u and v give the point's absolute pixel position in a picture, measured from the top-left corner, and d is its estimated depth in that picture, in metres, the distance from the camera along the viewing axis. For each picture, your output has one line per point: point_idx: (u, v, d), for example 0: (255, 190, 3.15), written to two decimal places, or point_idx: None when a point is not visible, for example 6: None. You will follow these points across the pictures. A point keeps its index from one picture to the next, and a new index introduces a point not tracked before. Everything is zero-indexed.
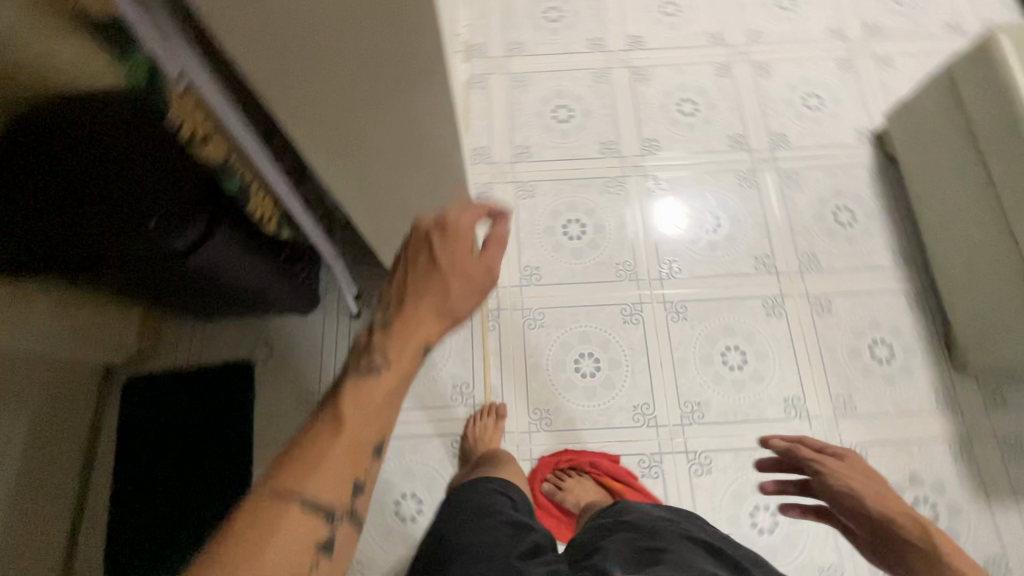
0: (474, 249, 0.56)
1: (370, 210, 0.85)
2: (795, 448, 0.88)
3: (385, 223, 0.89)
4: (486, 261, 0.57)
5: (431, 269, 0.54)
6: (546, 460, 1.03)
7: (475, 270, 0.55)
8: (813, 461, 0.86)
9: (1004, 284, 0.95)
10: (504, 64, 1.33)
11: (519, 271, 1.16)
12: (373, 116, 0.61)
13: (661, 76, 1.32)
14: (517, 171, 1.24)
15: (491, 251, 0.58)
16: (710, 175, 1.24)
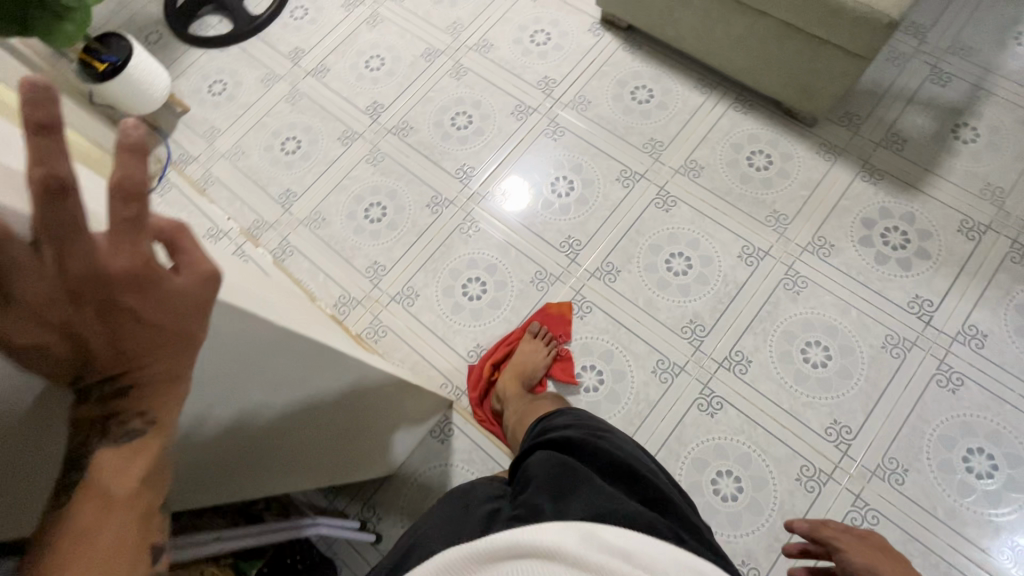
0: (132, 240, 0.32)
1: (291, 468, 0.68)
2: (819, 528, 0.72)
3: (314, 466, 0.73)
4: (133, 214, 0.31)
5: (77, 304, 0.31)
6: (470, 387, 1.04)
7: (149, 267, 0.33)
8: (835, 539, 0.70)
9: (783, 46, 1.04)
10: (290, 218, 1.24)
11: (468, 362, 1.08)
12: (243, 378, 0.48)
13: (419, 116, 1.30)
14: (385, 288, 1.16)
15: (187, 258, 0.36)
16: (527, 152, 1.23)
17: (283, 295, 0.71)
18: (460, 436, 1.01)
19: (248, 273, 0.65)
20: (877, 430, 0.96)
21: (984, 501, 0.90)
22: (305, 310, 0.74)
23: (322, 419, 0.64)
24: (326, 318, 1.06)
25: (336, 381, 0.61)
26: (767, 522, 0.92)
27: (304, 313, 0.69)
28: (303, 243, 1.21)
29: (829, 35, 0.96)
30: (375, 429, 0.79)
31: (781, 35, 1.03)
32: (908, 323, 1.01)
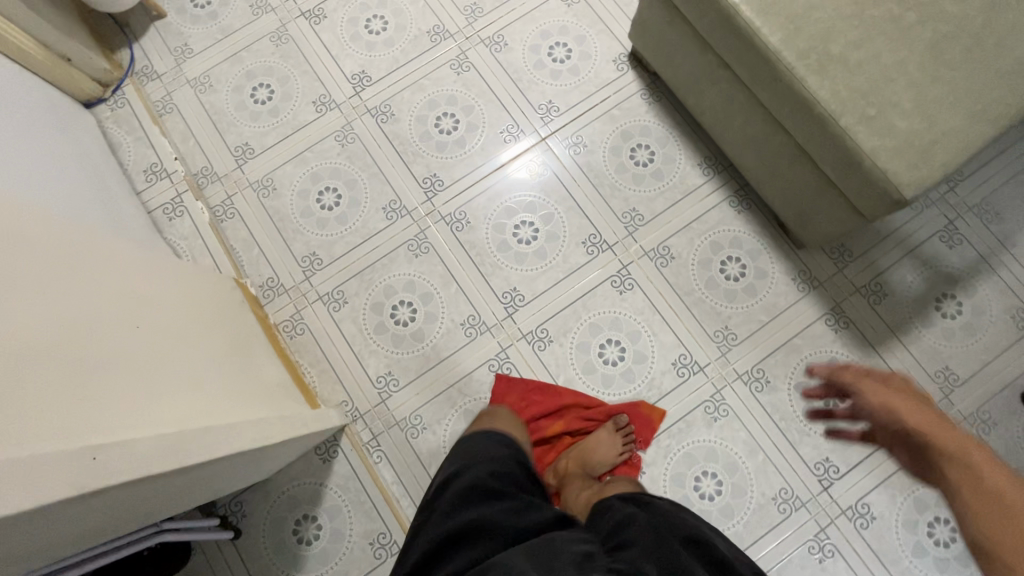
0: None
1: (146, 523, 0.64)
2: (841, 373, 0.77)
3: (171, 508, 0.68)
4: None
5: None
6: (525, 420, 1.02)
7: None
8: (855, 383, 0.75)
9: (794, 169, 0.94)
10: (241, 176, 1.16)
11: (374, 387, 1.06)
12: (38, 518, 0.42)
13: (405, 103, 1.18)
14: (316, 285, 1.11)
15: None
16: (503, 181, 1.14)
17: (96, 337, 0.58)
18: (344, 461, 1.02)
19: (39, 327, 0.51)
20: None
21: None
22: (129, 357, 0.61)
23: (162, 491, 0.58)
24: (211, 296, 0.93)
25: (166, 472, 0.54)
26: None
27: (114, 375, 0.57)
28: (247, 210, 1.14)
29: (840, 183, 0.86)
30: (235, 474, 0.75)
31: (794, 157, 0.92)
32: (807, 483, 1.00)
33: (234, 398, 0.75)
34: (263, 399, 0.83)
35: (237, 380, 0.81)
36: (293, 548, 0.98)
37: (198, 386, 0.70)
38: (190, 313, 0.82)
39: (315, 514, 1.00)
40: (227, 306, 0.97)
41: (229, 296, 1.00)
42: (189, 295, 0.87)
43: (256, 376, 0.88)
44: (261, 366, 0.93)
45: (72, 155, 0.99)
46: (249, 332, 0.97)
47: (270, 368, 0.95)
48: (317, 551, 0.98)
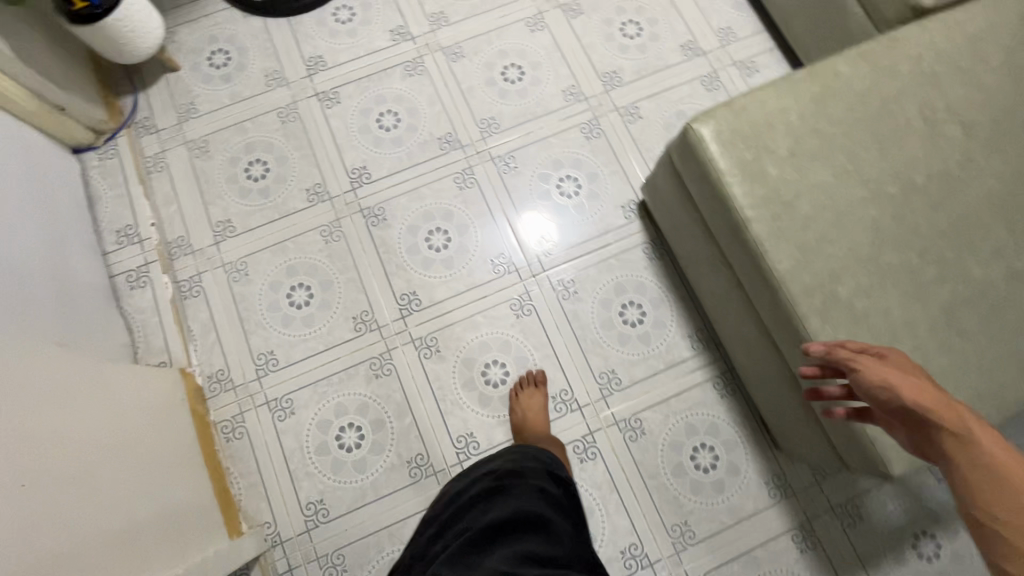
0: None
1: None
2: (835, 351, 0.65)
3: None
4: None
5: None
6: None
7: None
8: (852, 362, 0.63)
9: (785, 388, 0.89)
10: (215, 254, 1.11)
11: (302, 513, 0.99)
12: None
13: (399, 209, 1.13)
14: (267, 388, 1.04)
15: None
16: (485, 313, 1.08)
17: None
18: None
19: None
20: None
21: None
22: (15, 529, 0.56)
23: None
24: (143, 409, 0.88)
25: None
26: None
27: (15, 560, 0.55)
28: (213, 292, 1.09)
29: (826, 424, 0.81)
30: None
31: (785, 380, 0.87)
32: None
33: (126, 559, 0.69)
34: (164, 548, 0.77)
35: (144, 524, 0.75)
36: None
37: (89, 548, 0.64)
38: (112, 439, 0.77)
39: None
40: (162, 416, 0.91)
41: (167, 402, 0.95)
42: (116, 413, 0.81)
43: (169, 510, 0.81)
44: (181, 491, 0.87)
45: (41, 220, 0.94)
46: (178, 446, 0.91)
47: (191, 492, 0.89)
48: None
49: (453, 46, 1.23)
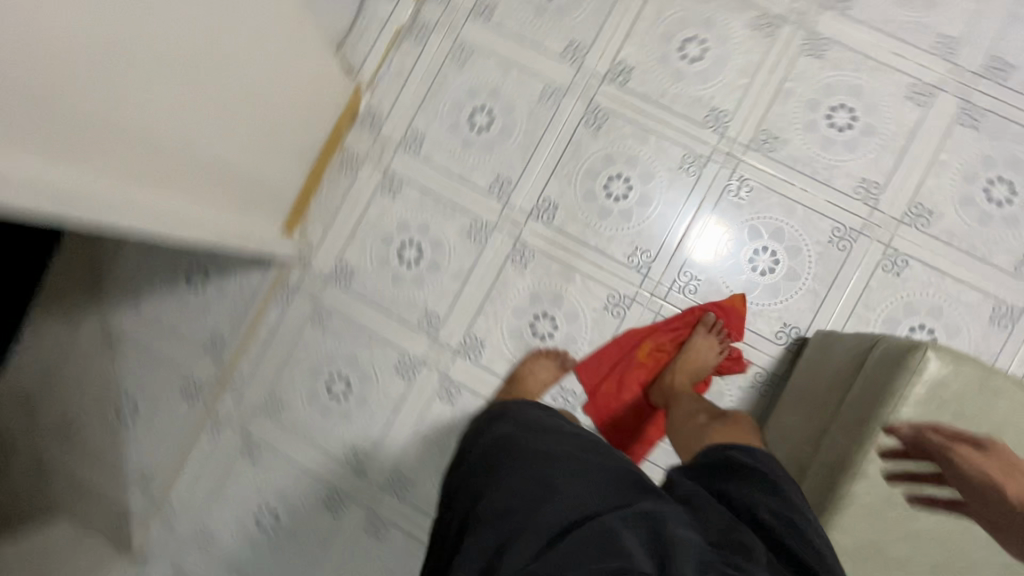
0: None
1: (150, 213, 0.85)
2: (925, 433, 0.64)
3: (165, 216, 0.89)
4: None
5: None
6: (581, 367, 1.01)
7: None
8: (942, 448, 0.63)
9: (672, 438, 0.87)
10: (459, 23, 1.08)
11: (335, 264, 1.08)
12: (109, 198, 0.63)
13: (616, 133, 1.04)
14: (395, 159, 1.08)
15: None
16: (586, 278, 1.03)
17: (157, 70, 0.59)
18: (262, 276, 1.08)
19: (82, 17, 0.48)
20: None
21: None
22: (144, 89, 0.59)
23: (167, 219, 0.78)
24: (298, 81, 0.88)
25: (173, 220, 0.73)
26: (244, 552, 1.08)
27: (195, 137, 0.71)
28: (430, 51, 1.08)
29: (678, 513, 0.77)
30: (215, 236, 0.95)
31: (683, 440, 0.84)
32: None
33: (186, 178, 0.74)
34: (216, 194, 0.82)
35: (218, 164, 0.79)
36: (180, 275, 1.10)
37: (174, 149, 0.69)
38: (261, 86, 0.79)
39: (211, 277, 1.09)
40: (306, 101, 0.93)
41: (319, 94, 0.96)
42: (281, 65, 0.82)
43: (244, 169, 0.86)
44: (264, 164, 0.91)
45: None
46: (294, 130, 0.94)
47: (269, 172, 0.93)
48: (188, 296, 1.10)
49: (820, 39, 1.01)
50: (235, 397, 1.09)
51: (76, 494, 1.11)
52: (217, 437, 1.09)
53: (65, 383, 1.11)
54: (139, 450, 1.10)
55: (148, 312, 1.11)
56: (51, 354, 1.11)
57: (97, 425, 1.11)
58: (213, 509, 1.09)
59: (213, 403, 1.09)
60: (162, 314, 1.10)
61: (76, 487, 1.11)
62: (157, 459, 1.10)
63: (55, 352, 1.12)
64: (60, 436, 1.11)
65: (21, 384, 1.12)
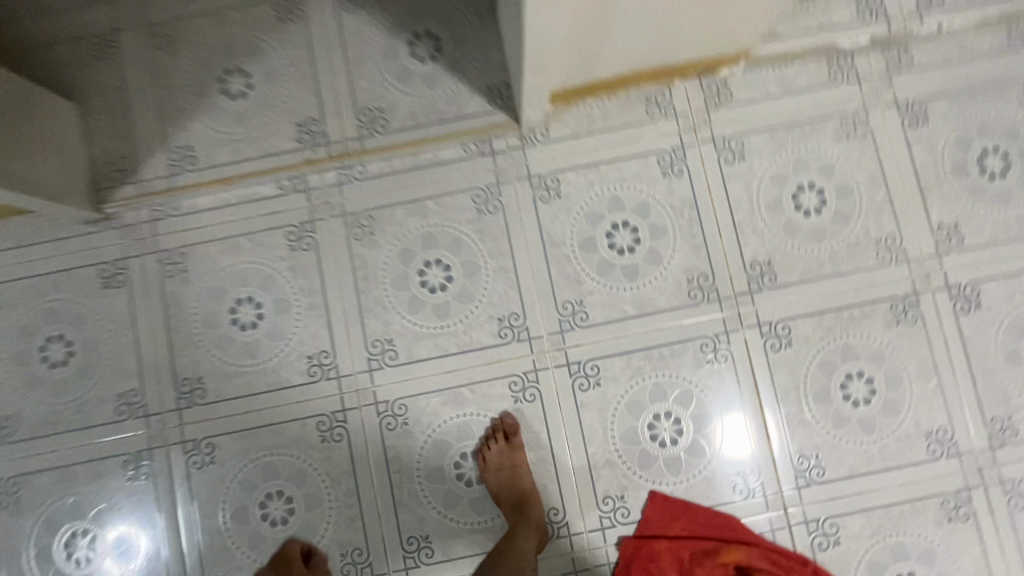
0: None
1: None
2: None
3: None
4: None
5: None
6: (664, 503, 0.81)
7: None
8: None
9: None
10: (881, 102, 0.86)
11: (549, 174, 0.86)
12: None
13: (907, 343, 0.83)
14: (697, 147, 0.86)
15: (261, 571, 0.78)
16: (742, 430, 0.83)
17: None
18: (479, 110, 0.85)
19: None
20: (169, 484, 0.83)
21: (55, 510, 0.84)
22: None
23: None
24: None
25: None
26: (193, 318, 0.85)
27: None
28: (827, 94, 0.87)
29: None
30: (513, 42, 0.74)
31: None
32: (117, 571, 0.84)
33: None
34: (583, 9, 0.61)
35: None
36: (410, 28, 0.86)
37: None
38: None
39: (436, 61, 0.85)
40: (724, 12, 0.72)
41: (736, 21, 0.75)
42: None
43: (619, 11, 0.65)
44: (627, 25, 0.69)
45: None
46: (686, 21, 0.72)
47: (621, 35, 0.71)
48: (398, 55, 0.86)
49: None
50: (337, 181, 0.86)
51: (103, 100, 0.86)
52: (282, 196, 0.86)
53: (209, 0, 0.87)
54: (203, 129, 0.86)
55: (347, 25, 0.86)
56: None
57: (191, 64, 0.86)
58: (208, 250, 0.86)
59: (313, 165, 0.85)
60: (357, 41, 0.86)
61: (112, 94, 0.86)
62: (209, 154, 0.85)
63: None
64: (150, 39, 0.87)
65: None
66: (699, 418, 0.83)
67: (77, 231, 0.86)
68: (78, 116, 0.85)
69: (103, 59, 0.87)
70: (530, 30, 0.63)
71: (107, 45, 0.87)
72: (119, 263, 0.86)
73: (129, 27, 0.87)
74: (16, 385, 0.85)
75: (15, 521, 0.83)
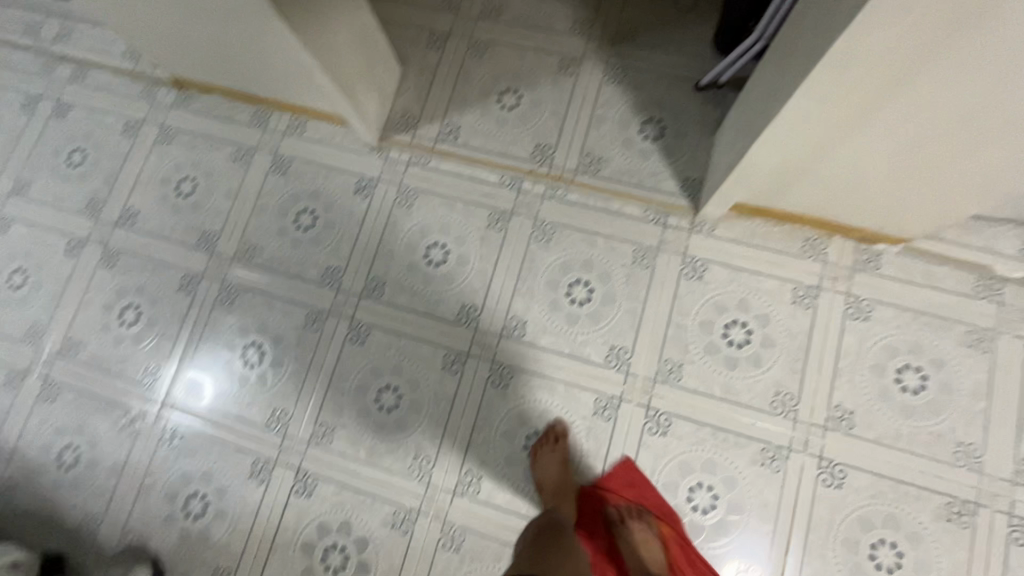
0: None
1: (746, 106, 0.88)
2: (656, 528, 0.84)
3: (739, 117, 0.91)
4: None
5: None
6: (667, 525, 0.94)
7: None
8: None
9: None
10: (1015, 331, 0.96)
11: (701, 259, 1.05)
12: (812, 103, 0.67)
13: (948, 541, 0.90)
14: (831, 294, 1.01)
15: None
16: (766, 535, 0.93)
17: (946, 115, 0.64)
18: (670, 191, 1.07)
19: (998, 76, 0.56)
20: (327, 342, 1.10)
21: (248, 321, 1.13)
22: (1009, 64, 0.54)
23: (753, 126, 0.81)
24: (945, 193, 0.81)
25: (771, 137, 0.77)
26: (400, 239, 1.13)
27: (860, 139, 0.73)
28: (965, 303, 0.98)
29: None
30: (722, 157, 0.96)
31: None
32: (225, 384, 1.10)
33: (828, 127, 0.72)
34: (794, 156, 0.81)
35: (841, 145, 0.75)
36: (649, 112, 1.10)
37: (889, 102, 0.64)
38: (949, 157, 0.72)
39: (656, 142, 1.09)
40: (903, 202, 0.87)
41: (912, 212, 0.89)
42: (968, 179, 0.76)
43: (823, 164, 0.82)
44: (816, 184, 0.88)
45: None
46: (871, 195, 0.87)
47: (814, 183, 0.88)
48: (630, 127, 1.10)
49: None
50: (543, 193, 1.11)
51: (420, 73, 1.19)
52: (501, 186, 1.12)
53: (518, 38, 1.18)
54: (471, 119, 1.15)
55: (604, 92, 1.12)
56: (540, 17, 1.18)
57: (486, 74, 1.17)
58: (433, 200, 1.14)
59: (532, 175, 1.11)
60: (605, 105, 1.12)
61: (426, 71, 1.19)
62: (467, 136, 1.15)
63: (546, 21, 1.17)
64: (468, 47, 1.19)
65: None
66: (733, 505, 0.94)
67: (358, 149, 1.19)
68: (399, 77, 1.19)
69: (432, 48, 1.20)
70: (742, 162, 0.85)
71: (439, 39, 1.20)
72: (373, 181, 1.17)
73: (459, 34, 1.20)
74: (270, 229, 1.17)
75: (222, 315, 1.14)
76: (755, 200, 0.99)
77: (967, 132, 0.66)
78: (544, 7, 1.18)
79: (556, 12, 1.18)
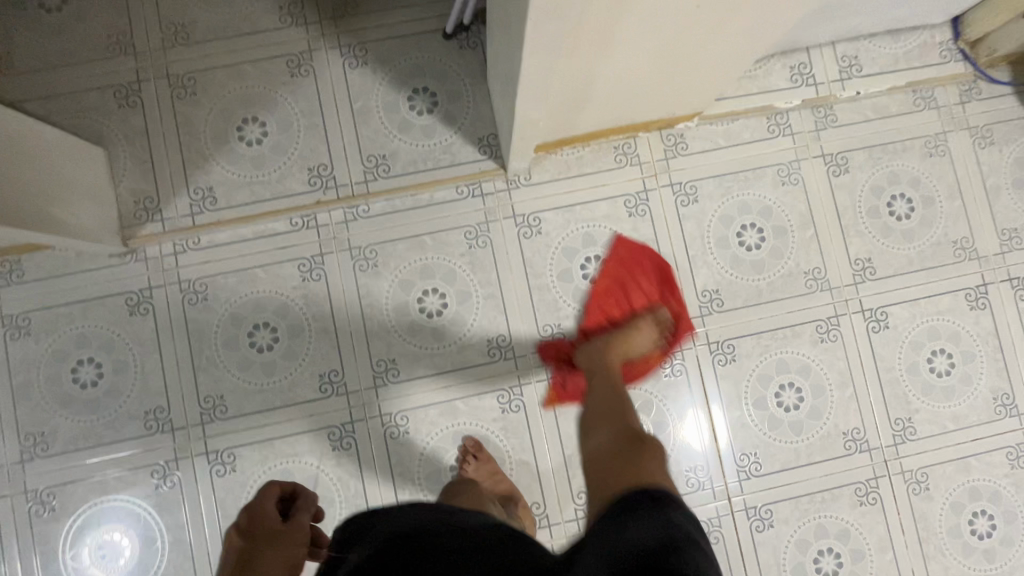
0: None
1: (496, 54, 0.79)
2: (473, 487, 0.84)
3: (496, 65, 0.82)
4: None
5: None
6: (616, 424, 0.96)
7: None
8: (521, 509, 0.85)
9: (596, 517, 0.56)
10: (812, 153, 1.03)
11: (531, 212, 0.99)
12: (547, 55, 0.60)
13: (829, 358, 1.00)
14: (658, 191, 1.01)
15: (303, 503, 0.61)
16: (693, 432, 0.98)
17: (674, 18, 0.60)
18: (470, 158, 0.97)
19: None
20: (193, 489, 0.93)
21: (88, 516, 0.93)
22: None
23: (509, 81, 0.73)
24: (736, 42, 0.72)
25: (530, 92, 0.70)
26: (213, 341, 0.95)
27: (611, 62, 0.68)
28: (766, 147, 1.02)
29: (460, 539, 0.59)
30: (501, 108, 0.88)
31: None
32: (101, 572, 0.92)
33: (588, 35, 0.58)
34: (561, 95, 0.75)
35: (611, 44, 0.63)
36: (410, 83, 0.97)
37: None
38: (714, 19, 0.63)
39: (432, 114, 0.97)
40: (678, 89, 0.86)
41: (711, 70, 0.81)
42: (721, 53, 0.75)
43: (605, 67, 0.69)
44: (597, 105, 0.84)
45: None
46: (664, 72, 0.77)
47: (605, 84, 0.76)
48: (399, 107, 0.97)
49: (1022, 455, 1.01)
50: (344, 218, 0.97)
51: (130, 145, 0.95)
52: (294, 231, 0.96)
53: (225, 55, 0.96)
54: (222, 172, 0.95)
55: (352, 80, 0.97)
56: (237, 20, 0.97)
57: (210, 113, 0.96)
58: (228, 280, 0.96)
59: (322, 205, 0.96)
60: (361, 95, 0.97)
61: (136, 139, 0.95)
62: (226, 194, 0.95)
63: (247, 23, 0.97)
64: (170, 89, 0.95)
65: (189, 12, 0.96)
66: (658, 424, 0.98)
67: (103, 265, 0.95)
68: (106, 161, 0.94)
69: (127, 107, 0.95)
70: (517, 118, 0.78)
71: (129, 94, 0.95)
72: (144, 292, 0.95)
73: (150, 77, 0.95)
74: (49, 404, 0.93)
75: (51, 527, 0.92)
76: (552, 137, 0.94)
77: (700, 22, 0.63)
78: (235, 6, 0.97)
79: (253, 8, 0.97)
